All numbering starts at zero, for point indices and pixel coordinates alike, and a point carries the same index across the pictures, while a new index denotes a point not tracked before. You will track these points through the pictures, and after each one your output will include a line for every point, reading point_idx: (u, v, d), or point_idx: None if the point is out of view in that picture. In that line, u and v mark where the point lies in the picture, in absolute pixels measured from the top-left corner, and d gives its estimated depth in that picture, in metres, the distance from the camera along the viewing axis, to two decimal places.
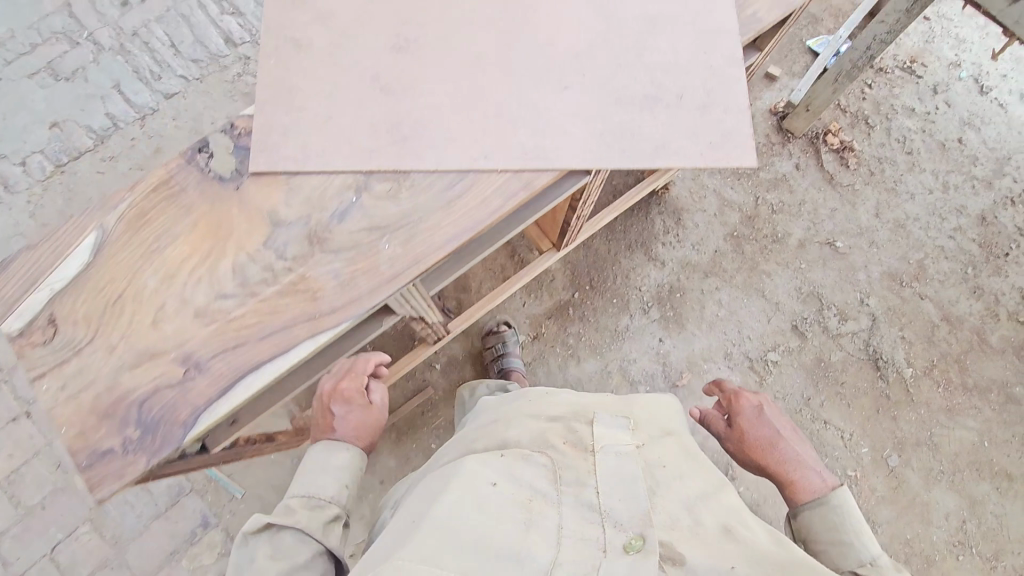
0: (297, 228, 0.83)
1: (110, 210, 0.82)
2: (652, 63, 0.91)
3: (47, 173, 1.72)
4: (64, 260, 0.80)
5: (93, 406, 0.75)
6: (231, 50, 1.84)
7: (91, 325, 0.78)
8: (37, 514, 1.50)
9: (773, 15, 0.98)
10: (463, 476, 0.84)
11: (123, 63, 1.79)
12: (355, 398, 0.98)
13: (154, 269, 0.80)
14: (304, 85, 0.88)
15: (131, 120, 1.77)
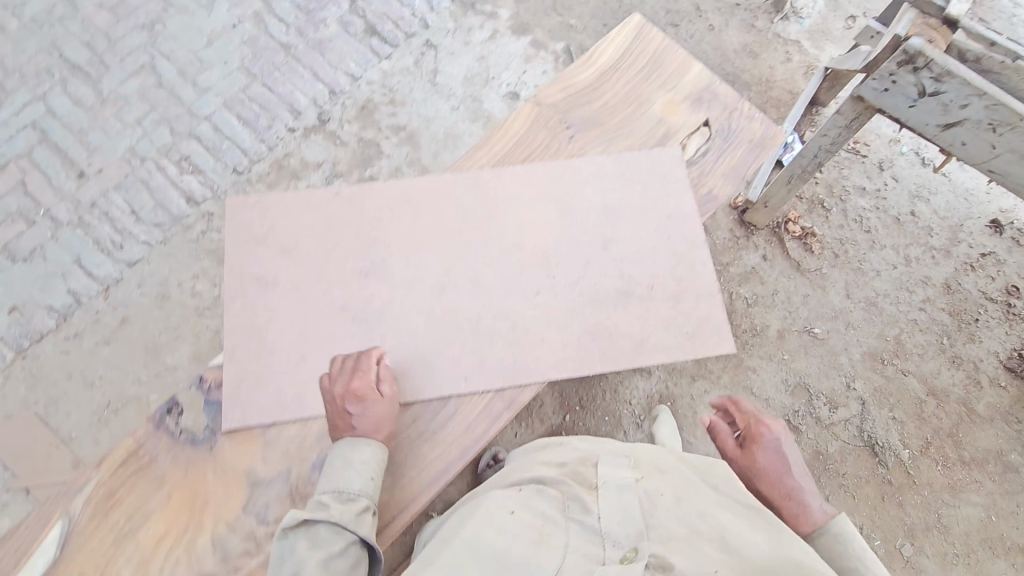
0: (276, 485, 0.93)
1: (76, 495, 0.92)
2: (618, 255, 0.95)
3: (8, 360, 1.68)
4: (31, 555, 0.89)
5: None
6: (193, 209, 1.86)
7: None
8: None
9: (726, 191, 1.01)
10: (484, 510, 0.90)
11: (83, 236, 1.79)
12: (367, 395, 0.88)
13: (127, 556, 0.90)
14: (279, 325, 0.97)
15: (94, 294, 1.75)
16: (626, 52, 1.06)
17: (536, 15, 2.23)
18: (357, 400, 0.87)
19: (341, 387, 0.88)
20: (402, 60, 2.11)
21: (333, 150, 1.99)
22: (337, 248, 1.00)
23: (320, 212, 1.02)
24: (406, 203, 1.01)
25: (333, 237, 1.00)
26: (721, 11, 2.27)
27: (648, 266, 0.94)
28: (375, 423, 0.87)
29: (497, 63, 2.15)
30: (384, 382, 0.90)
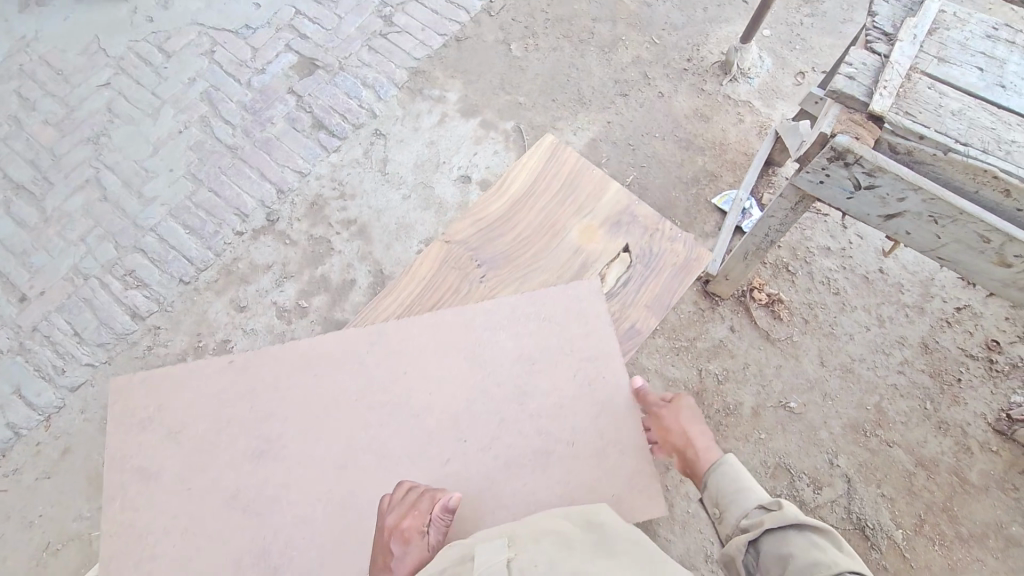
0: None
1: None
2: (535, 410, 0.93)
3: None
4: None
5: None
6: (138, 325, 1.83)
7: None
8: None
9: (651, 324, 0.98)
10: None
11: (23, 363, 1.77)
12: (414, 538, 0.80)
13: None
14: (159, 521, 0.90)
15: (34, 425, 1.71)
16: (539, 177, 1.05)
17: (485, 95, 2.24)
18: (399, 540, 0.81)
19: (393, 519, 0.82)
20: (352, 151, 2.11)
21: (283, 250, 1.96)
22: (230, 424, 0.95)
23: (209, 386, 0.98)
24: (303, 368, 0.97)
25: (225, 412, 0.96)
26: (669, 77, 2.27)
27: (566, 421, 0.92)
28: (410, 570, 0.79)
29: (447, 146, 2.14)
30: (437, 526, 0.82)
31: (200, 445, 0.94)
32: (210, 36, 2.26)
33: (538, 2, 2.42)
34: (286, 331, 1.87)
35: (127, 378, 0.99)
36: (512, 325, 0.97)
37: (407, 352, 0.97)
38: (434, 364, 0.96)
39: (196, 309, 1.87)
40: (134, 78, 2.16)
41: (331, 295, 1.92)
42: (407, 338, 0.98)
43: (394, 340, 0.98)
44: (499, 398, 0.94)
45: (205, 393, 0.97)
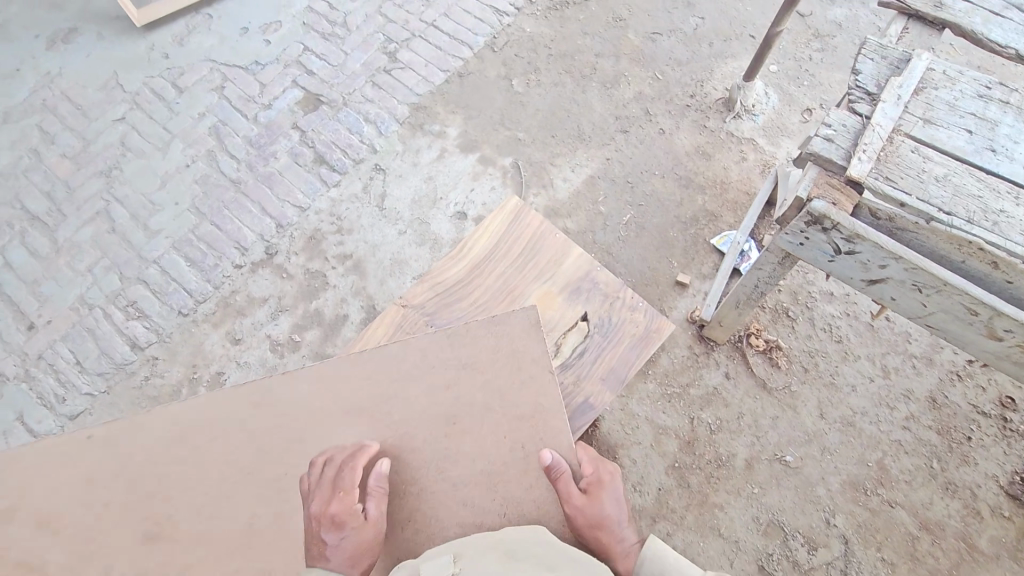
0: None
1: None
2: (446, 467, 1.01)
3: None
4: None
5: None
6: (137, 355, 1.89)
7: None
8: None
9: (605, 396, 1.06)
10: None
11: (26, 391, 1.83)
12: (342, 524, 0.92)
13: None
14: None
15: None
16: (499, 242, 1.14)
17: (485, 130, 2.27)
18: (334, 523, 0.92)
19: (321, 507, 0.94)
20: (351, 186, 2.17)
21: (279, 283, 2.00)
22: (144, 482, 1.08)
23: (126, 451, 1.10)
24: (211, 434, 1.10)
25: (137, 480, 1.08)
26: (671, 113, 2.24)
27: (476, 478, 1.00)
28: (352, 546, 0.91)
29: (445, 182, 2.17)
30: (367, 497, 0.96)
31: (114, 507, 1.07)
32: (221, 71, 2.39)
33: (541, 39, 2.45)
34: (277, 364, 1.90)
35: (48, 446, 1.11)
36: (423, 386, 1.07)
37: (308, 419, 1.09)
38: (334, 424, 1.07)
39: (193, 340, 1.92)
40: (149, 113, 2.31)
41: (323, 329, 1.94)
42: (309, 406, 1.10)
43: (297, 407, 1.10)
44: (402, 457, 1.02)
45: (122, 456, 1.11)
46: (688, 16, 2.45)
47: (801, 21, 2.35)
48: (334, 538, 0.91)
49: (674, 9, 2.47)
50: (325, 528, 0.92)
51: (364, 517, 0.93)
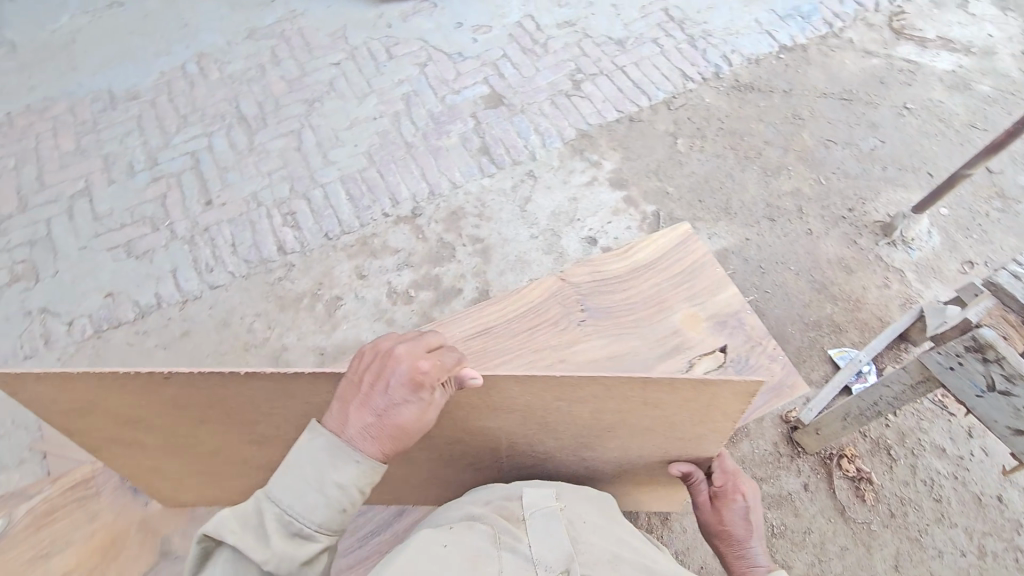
0: None
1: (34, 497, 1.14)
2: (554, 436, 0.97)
3: (85, 336, 1.96)
4: None
5: None
6: (280, 257, 2.12)
7: None
8: None
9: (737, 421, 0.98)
10: (420, 541, 0.88)
11: (186, 252, 2.11)
12: (412, 395, 0.83)
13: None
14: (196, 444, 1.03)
15: (173, 302, 2.02)
16: (665, 256, 1.08)
17: (638, 174, 2.37)
18: (413, 390, 0.83)
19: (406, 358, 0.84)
20: (503, 181, 2.34)
21: (413, 241, 2.18)
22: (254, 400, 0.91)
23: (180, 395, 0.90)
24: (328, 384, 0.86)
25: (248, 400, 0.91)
26: (823, 218, 2.24)
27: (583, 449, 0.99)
28: (405, 421, 0.83)
29: (587, 207, 2.28)
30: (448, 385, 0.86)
31: (212, 419, 0.96)
32: (428, 51, 2.69)
33: (717, 111, 2.54)
34: (387, 309, 2.04)
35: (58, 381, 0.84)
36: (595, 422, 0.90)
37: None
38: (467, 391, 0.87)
39: (328, 262, 2.13)
40: (359, 66, 2.63)
41: (437, 293, 2.07)
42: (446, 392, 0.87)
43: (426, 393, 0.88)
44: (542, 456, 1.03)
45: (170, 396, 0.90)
46: (868, 135, 2.46)
47: (987, 176, 2.29)
48: (400, 403, 0.83)
49: (855, 125, 2.49)
50: (401, 385, 0.83)
51: (435, 401, 0.84)
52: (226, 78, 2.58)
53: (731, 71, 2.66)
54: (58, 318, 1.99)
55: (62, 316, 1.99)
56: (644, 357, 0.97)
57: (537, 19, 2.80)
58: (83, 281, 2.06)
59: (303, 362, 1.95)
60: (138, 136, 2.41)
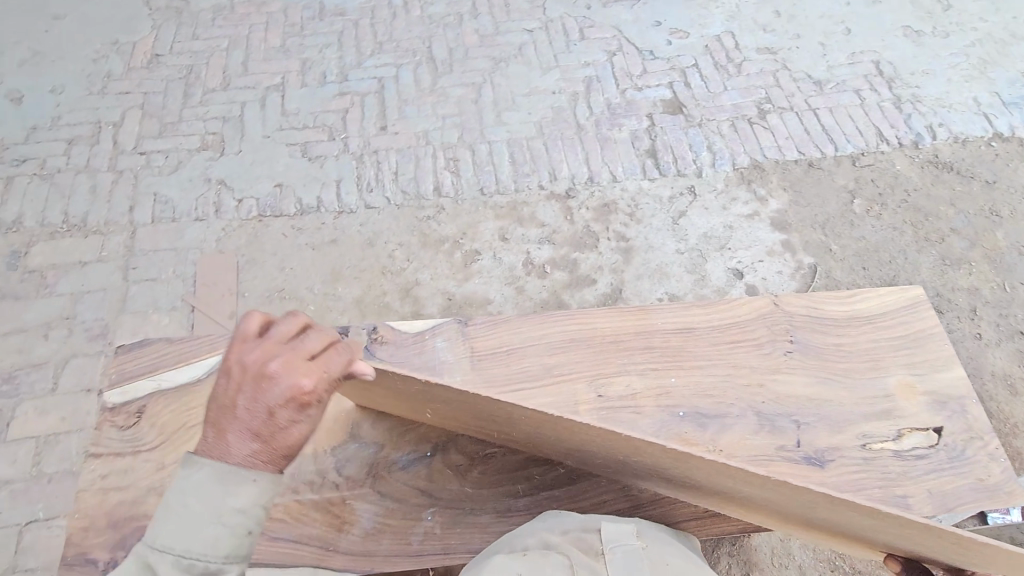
0: (363, 450, 1.05)
1: None
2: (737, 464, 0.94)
3: (250, 216, 2.11)
4: (183, 365, 1.09)
5: (99, 507, 0.95)
6: (434, 197, 2.19)
7: (161, 433, 1.02)
8: (40, 483, 1.65)
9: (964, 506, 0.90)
10: (494, 564, 0.82)
11: (353, 168, 2.22)
12: (301, 408, 0.83)
13: None
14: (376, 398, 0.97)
15: (331, 209, 2.14)
16: (890, 314, 1.07)
17: (804, 222, 2.25)
18: (298, 406, 0.82)
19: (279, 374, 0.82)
20: (663, 189, 2.29)
21: (561, 221, 2.18)
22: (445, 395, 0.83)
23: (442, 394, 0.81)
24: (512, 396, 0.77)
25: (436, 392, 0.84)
26: (998, 328, 2.04)
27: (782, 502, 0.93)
28: (295, 439, 0.83)
29: (741, 239, 2.19)
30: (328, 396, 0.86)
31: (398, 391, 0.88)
32: (620, 41, 2.66)
33: (905, 181, 2.36)
34: (519, 278, 2.06)
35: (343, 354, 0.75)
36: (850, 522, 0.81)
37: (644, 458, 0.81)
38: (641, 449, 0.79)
39: (476, 216, 2.17)
40: (550, 38, 2.64)
41: (571, 278, 2.07)
42: (623, 446, 0.78)
43: (606, 439, 0.77)
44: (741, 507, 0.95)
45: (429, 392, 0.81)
46: None
47: None
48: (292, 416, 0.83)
49: None
50: (283, 406, 0.81)
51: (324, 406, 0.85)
52: (426, 17, 2.67)
53: (932, 144, 2.46)
54: (231, 193, 2.15)
55: (235, 193, 2.15)
56: (848, 408, 0.98)
57: (737, 37, 2.70)
58: (259, 168, 2.21)
59: (430, 301, 2.00)
60: (336, 50, 2.54)
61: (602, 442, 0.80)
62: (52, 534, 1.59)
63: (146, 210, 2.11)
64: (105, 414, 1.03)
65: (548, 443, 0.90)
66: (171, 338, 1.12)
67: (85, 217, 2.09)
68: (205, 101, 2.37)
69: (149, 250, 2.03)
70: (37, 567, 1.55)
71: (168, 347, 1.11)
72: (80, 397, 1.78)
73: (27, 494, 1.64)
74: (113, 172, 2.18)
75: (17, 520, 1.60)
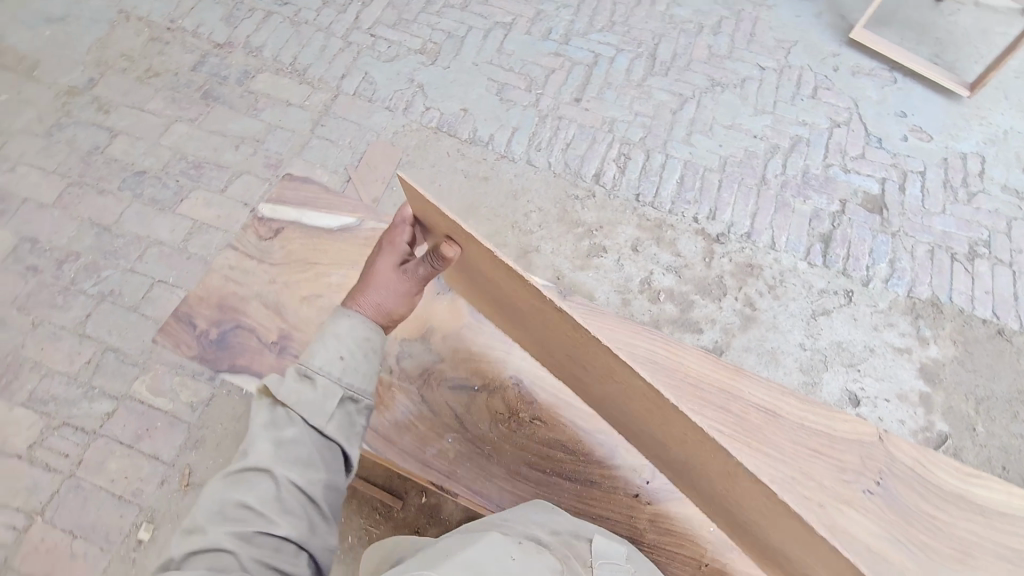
0: (422, 354, 1.13)
1: (371, 219, 1.25)
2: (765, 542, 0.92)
3: (429, 124, 2.27)
4: (324, 214, 1.25)
5: (220, 290, 1.16)
6: (591, 181, 2.20)
7: (284, 258, 1.19)
8: (182, 256, 1.96)
9: None
10: (489, 543, 0.81)
11: (534, 123, 2.29)
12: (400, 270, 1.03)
13: (341, 274, 1.18)
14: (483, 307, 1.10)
15: (497, 150, 2.24)
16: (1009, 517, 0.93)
17: (958, 385, 1.96)
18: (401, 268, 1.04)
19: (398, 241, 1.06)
20: (819, 278, 2.10)
21: (698, 259, 2.09)
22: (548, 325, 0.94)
23: (552, 324, 0.91)
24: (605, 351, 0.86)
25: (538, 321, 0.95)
26: None
27: None
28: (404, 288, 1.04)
29: (876, 367, 1.97)
30: (426, 261, 1.03)
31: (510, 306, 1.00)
32: (852, 115, 2.43)
33: None
34: (631, 291, 2.03)
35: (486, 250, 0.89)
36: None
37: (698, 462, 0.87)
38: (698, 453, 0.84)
39: (620, 216, 2.15)
40: (780, 82, 2.48)
41: (679, 316, 2.00)
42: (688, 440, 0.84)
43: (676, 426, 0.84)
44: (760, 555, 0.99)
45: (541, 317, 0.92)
46: None
47: None
48: (391, 263, 1.04)
49: None
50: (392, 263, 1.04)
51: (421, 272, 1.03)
52: (668, 14, 2.62)
53: None
54: (424, 99, 2.32)
55: (426, 100, 2.32)
56: None
57: (987, 165, 2.36)
58: (456, 88, 2.35)
59: (540, 271, 2.04)
60: (571, 12, 2.58)
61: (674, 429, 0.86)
62: (171, 298, 1.88)
63: (353, 83, 2.34)
64: (254, 221, 1.23)
65: (618, 410, 0.99)
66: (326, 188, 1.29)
67: (307, 68, 2.38)
68: (440, 12, 2.55)
69: (339, 116, 2.27)
70: (150, 316, 1.85)
71: (321, 194, 1.28)
72: (238, 206, 2.07)
73: (170, 259, 1.95)
74: (344, 41, 2.45)
75: (155, 275, 1.92)
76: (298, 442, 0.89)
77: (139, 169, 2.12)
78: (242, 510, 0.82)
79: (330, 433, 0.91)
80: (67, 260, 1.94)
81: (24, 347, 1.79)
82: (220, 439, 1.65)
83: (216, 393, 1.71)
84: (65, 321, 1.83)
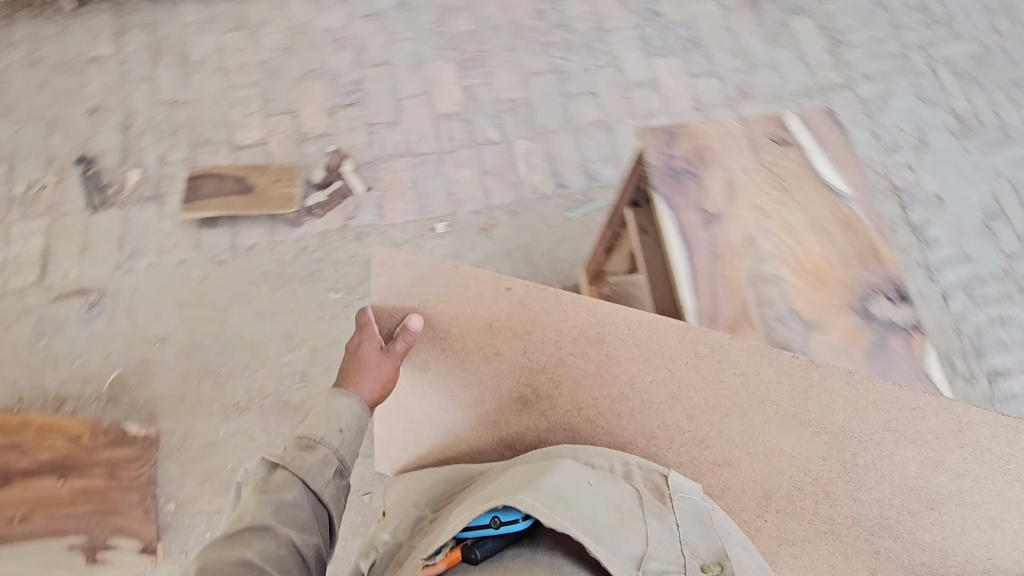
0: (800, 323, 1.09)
1: (850, 208, 1.22)
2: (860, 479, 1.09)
3: (895, 181, 1.99)
4: (825, 160, 1.29)
5: (707, 142, 1.26)
6: (984, 371, 1.75)
7: (769, 169, 1.24)
8: (621, 92, 2.09)
9: None
10: (567, 478, 0.98)
11: (989, 273, 1.87)
12: (380, 354, 1.20)
13: (795, 218, 1.19)
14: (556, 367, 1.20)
15: (927, 258, 1.89)
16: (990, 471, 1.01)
17: None
18: (377, 345, 1.21)
19: (366, 327, 1.22)
20: None
21: None
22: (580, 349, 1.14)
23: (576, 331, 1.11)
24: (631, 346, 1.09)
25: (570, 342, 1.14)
26: None
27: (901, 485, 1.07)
28: (384, 372, 1.21)
29: None
30: (400, 339, 1.19)
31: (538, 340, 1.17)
32: None
33: None
34: None
35: (456, 266, 1.09)
36: (837, 468, 1.09)
37: (631, 375, 1.14)
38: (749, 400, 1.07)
39: None
40: None
41: None
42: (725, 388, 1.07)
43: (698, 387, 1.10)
44: (764, 482, 1.17)
45: (494, 313, 1.15)
46: None
47: None
48: (370, 347, 1.21)
49: None
50: (373, 349, 1.21)
51: (394, 351, 1.20)
52: None
53: None
54: (916, 158, 2.02)
55: (915, 160, 2.02)
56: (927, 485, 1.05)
57: None
58: (953, 176, 2.00)
59: None
60: None
61: (705, 392, 1.10)
62: (586, 112, 2.06)
63: (872, 90, 2.12)
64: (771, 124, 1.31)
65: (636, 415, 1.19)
66: (842, 147, 1.31)
67: (848, 45, 2.19)
68: (1017, 102, 2.12)
69: (834, 103, 2.09)
70: (564, 111, 2.07)
71: (834, 145, 1.30)
72: (689, 95, 2.09)
73: (613, 87, 2.10)
74: (903, 51, 2.18)
75: (593, 88, 2.10)
76: (302, 501, 1.03)
77: (658, 8, 2.23)
78: (243, 564, 0.88)
79: (328, 497, 1.07)
80: (560, 26, 2.19)
81: (490, 57, 2.14)
82: (530, 232, 1.90)
83: (555, 203, 1.95)
84: (521, 64, 2.13)
